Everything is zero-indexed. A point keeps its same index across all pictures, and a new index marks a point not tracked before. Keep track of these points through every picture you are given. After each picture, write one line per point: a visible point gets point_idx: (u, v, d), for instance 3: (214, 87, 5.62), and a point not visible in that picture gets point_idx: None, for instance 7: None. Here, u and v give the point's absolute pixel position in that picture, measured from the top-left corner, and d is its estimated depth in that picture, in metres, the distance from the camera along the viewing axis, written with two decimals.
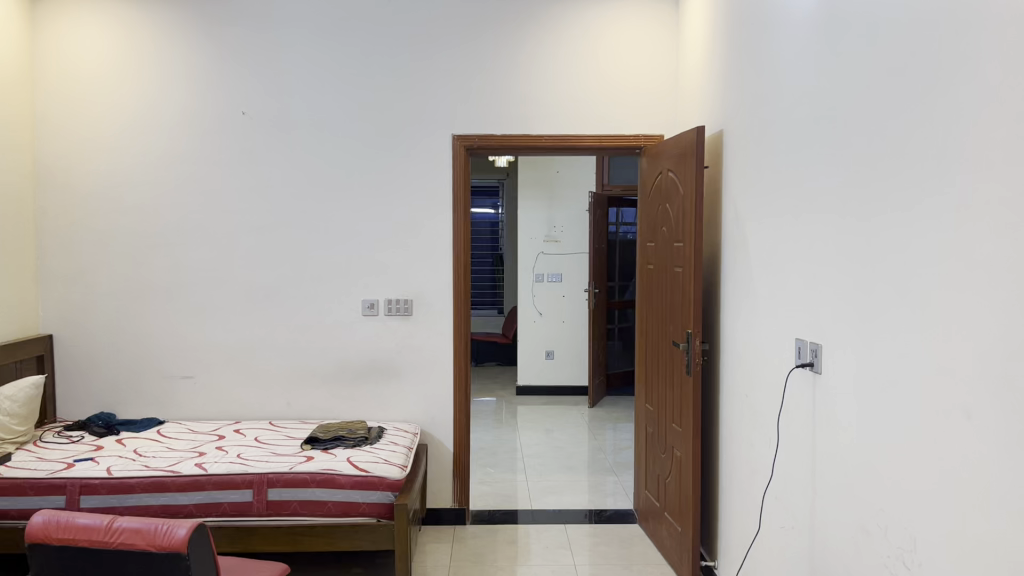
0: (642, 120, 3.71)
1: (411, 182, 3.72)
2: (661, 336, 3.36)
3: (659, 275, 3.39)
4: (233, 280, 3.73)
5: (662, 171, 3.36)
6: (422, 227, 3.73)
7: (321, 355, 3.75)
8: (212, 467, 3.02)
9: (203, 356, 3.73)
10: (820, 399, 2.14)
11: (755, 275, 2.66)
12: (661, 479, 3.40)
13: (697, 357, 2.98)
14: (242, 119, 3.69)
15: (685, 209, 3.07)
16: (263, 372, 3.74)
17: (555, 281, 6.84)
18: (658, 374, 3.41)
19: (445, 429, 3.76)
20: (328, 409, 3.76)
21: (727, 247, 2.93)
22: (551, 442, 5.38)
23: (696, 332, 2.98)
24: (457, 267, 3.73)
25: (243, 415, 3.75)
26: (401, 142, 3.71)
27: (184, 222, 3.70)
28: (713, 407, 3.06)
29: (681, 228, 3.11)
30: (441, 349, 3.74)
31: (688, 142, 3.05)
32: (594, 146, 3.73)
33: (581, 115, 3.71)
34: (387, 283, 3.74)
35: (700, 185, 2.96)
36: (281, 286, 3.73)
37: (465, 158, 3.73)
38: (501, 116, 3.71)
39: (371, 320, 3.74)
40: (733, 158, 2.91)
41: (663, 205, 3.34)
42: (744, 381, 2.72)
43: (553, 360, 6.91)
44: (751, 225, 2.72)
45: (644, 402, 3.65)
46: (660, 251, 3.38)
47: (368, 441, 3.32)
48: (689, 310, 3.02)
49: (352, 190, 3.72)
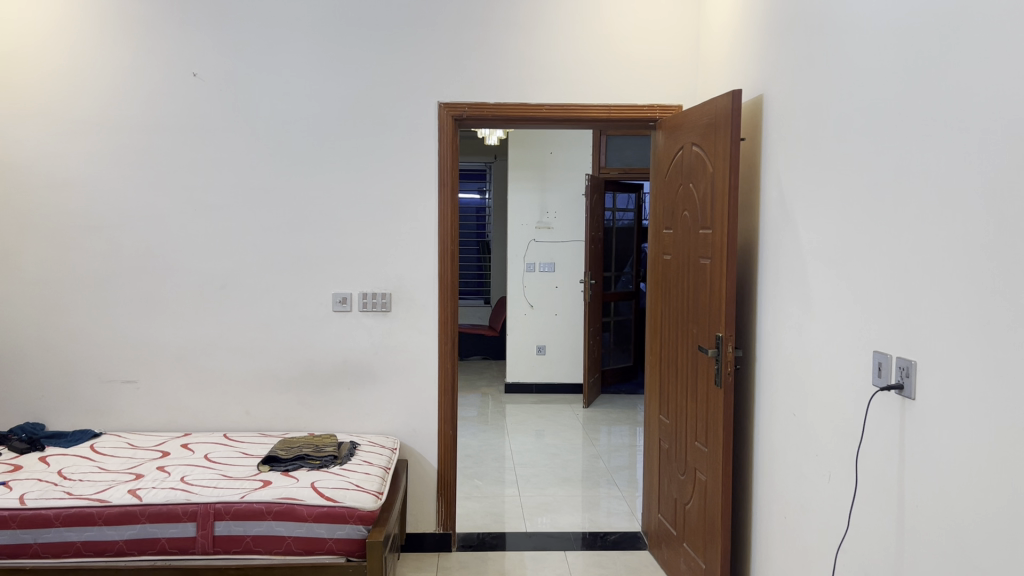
0: (657, 87, 3.22)
1: (390, 157, 3.21)
2: (680, 339, 2.89)
3: (678, 267, 2.91)
4: (184, 270, 3.21)
5: (684, 146, 2.88)
6: (403, 210, 3.22)
7: (286, 357, 3.25)
8: (148, 495, 2.52)
9: (148, 357, 3.23)
10: (913, 432, 1.66)
11: (809, 271, 2.18)
12: (678, 502, 2.93)
13: (729, 365, 2.51)
14: (193, 82, 3.17)
15: (715, 190, 2.58)
16: (218, 376, 3.24)
17: (547, 271, 6.35)
18: (677, 384, 2.93)
19: (428, 442, 3.27)
20: (292, 419, 3.26)
21: (769, 236, 2.46)
22: (544, 447, 4.91)
23: (728, 337, 2.50)
24: (444, 257, 3.22)
25: (194, 425, 3.25)
26: (379, 111, 3.20)
27: (125, 202, 3.19)
28: (747, 424, 2.59)
29: (710, 211, 2.62)
30: (424, 351, 3.25)
31: (719, 110, 2.56)
32: (601, 117, 3.23)
33: (588, 81, 3.21)
34: (362, 275, 3.24)
35: (736, 160, 2.47)
36: (241, 277, 3.22)
37: (453, 130, 3.22)
38: (495, 82, 3.21)
39: (344, 317, 3.24)
40: (778, 130, 2.43)
41: (685, 185, 2.86)
42: (795, 399, 2.25)
43: (544, 356, 6.44)
44: (802, 210, 2.24)
45: (658, 413, 3.17)
46: (680, 239, 2.90)
47: (337, 461, 2.82)
48: (720, 310, 2.54)
49: (323, 167, 3.21)
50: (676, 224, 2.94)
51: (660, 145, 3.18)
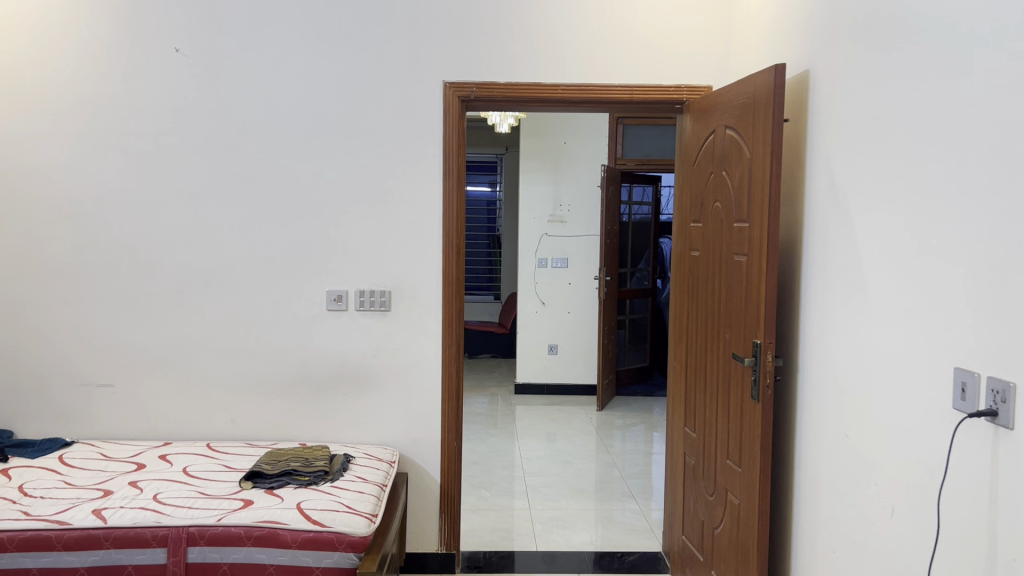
0: (684, 66, 2.93)
1: (391, 142, 2.93)
2: (710, 345, 2.60)
3: (709, 264, 2.62)
4: (164, 264, 2.94)
5: (716, 130, 2.58)
6: (405, 200, 2.94)
7: (276, 360, 2.97)
8: (114, 516, 2.25)
9: (125, 359, 2.96)
10: (1008, 469, 1.37)
11: (867, 272, 1.89)
12: (705, 524, 2.65)
13: (768, 377, 2.22)
14: (175, 57, 2.89)
15: (753, 178, 2.29)
16: (201, 380, 2.97)
17: (560, 267, 6.06)
18: (706, 395, 2.64)
19: (430, 454, 2.99)
20: (283, 428, 2.99)
21: (816, 230, 2.16)
22: (555, 454, 4.63)
23: (768, 344, 2.22)
24: (449, 252, 2.94)
25: (176, 433, 2.98)
26: (379, 92, 2.92)
27: (101, 190, 2.92)
28: (786, 443, 2.30)
29: (745, 201, 2.34)
30: (427, 355, 2.97)
31: (759, 87, 2.27)
32: (623, 98, 2.94)
33: (609, 58, 2.92)
34: (358, 271, 2.96)
35: (778, 145, 2.18)
36: (226, 272, 2.95)
37: (460, 112, 2.94)
38: (506, 59, 2.92)
39: (339, 317, 2.97)
40: (827, 111, 2.13)
41: (716, 173, 2.57)
42: (848, 419, 1.96)
43: (556, 355, 6.15)
44: (859, 202, 1.95)
45: (683, 425, 2.88)
46: (710, 233, 2.61)
47: (328, 477, 2.54)
48: (758, 315, 2.25)
49: (317, 151, 2.93)
50: (706, 216, 2.65)
51: (688, 130, 2.88)
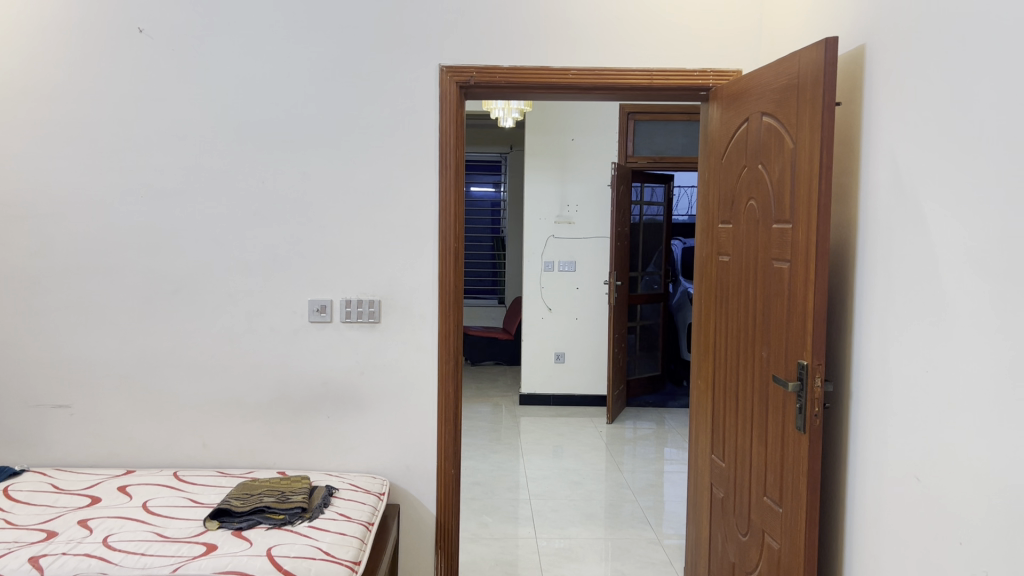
0: (709, 48, 2.61)
1: (381, 133, 2.61)
2: (743, 364, 2.28)
3: (741, 271, 2.29)
4: (127, 270, 2.63)
5: (750, 118, 2.26)
6: (397, 198, 2.62)
7: (252, 378, 2.66)
8: (54, 564, 1.94)
9: (84, 377, 2.65)
10: None
11: (945, 283, 1.56)
12: (738, 569, 2.32)
13: (816, 404, 1.90)
14: (139, 38, 2.57)
15: (796, 172, 1.97)
16: (169, 400, 2.66)
17: (567, 271, 5.74)
18: (738, 421, 2.32)
19: (424, 483, 2.67)
20: (260, 454, 2.67)
21: (876, 231, 1.83)
22: (562, 472, 4.30)
23: (816, 367, 1.90)
24: (447, 256, 2.62)
25: (141, 458, 2.67)
26: (367, 77, 2.60)
27: (57, 186, 2.60)
28: (838, 480, 1.98)
29: (787, 199, 2.01)
30: (421, 372, 2.65)
31: (804, 66, 1.95)
32: (641, 84, 2.61)
33: (626, 39, 2.60)
34: (345, 278, 2.64)
35: (829, 132, 1.86)
36: (197, 279, 2.64)
37: (459, 99, 2.62)
38: (509, 40, 2.60)
39: (323, 329, 2.65)
40: (888, 91, 1.81)
41: (750, 167, 2.24)
42: (921, 459, 1.64)
43: (563, 364, 5.82)
44: (932, 199, 1.62)
45: (710, 452, 2.55)
46: (743, 236, 2.28)
47: (306, 516, 2.22)
48: (804, 332, 1.93)
49: (298, 144, 2.61)
50: (738, 216, 2.33)
51: (715, 119, 2.55)
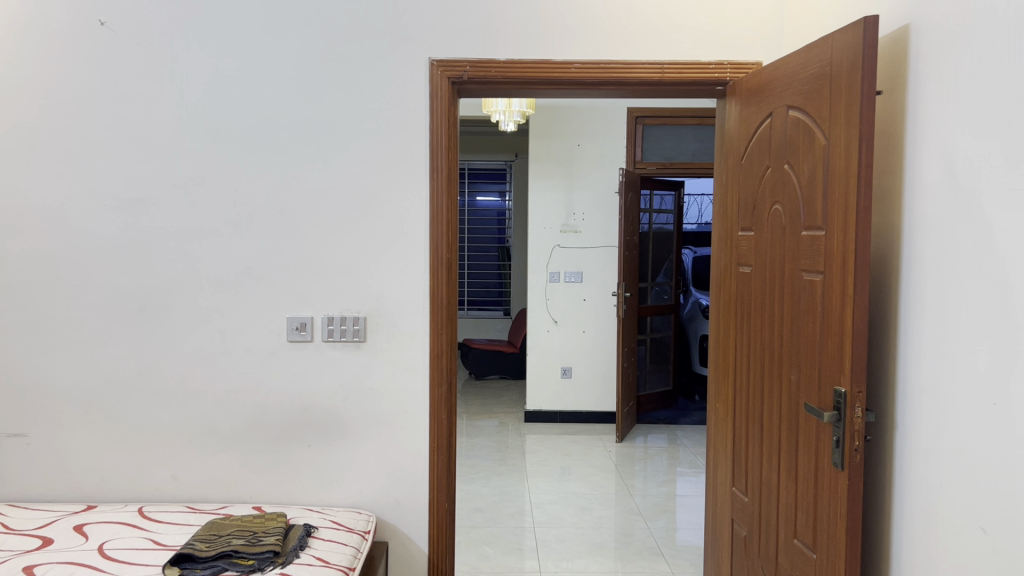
0: (726, 37, 2.37)
1: (365, 134, 2.38)
2: (768, 389, 2.04)
3: (766, 283, 2.05)
4: (89, 285, 2.40)
5: (774, 112, 2.02)
6: (384, 205, 2.39)
7: (225, 403, 2.42)
8: None
9: (43, 403, 2.42)
10: None
11: (1015, 298, 1.31)
12: None
13: (857, 438, 1.66)
14: (101, 32, 2.36)
15: (830, 172, 1.73)
16: (135, 428, 2.42)
17: (574, 282, 5.50)
18: (763, 451, 2.07)
19: (414, 519, 2.42)
20: (235, 486, 2.44)
21: (926, 238, 1.59)
22: (568, 497, 4.05)
23: (856, 395, 1.65)
24: (438, 269, 2.39)
25: (105, 491, 2.43)
26: (350, 72, 2.37)
27: (13, 195, 2.38)
28: (884, 523, 1.72)
29: (820, 203, 1.77)
30: (410, 396, 2.41)
31: (837, 51, 1.71)
32: (651, 78, 2.37)
33: (633, 30, 2.37)
34: (326, 293, 2.41)
35: (869, 125, 1.61)
36: (165, 295, 2.41)
37: (451, 95, 2.39)
38: (505, 31, 2.37)
39: (303, 349, 2.41)
40: (937, 76, 1.56)
41: (775, 168, 2.00)
42: (986, 505, 1.38)
43: (570, 380, 5.57)
44: (997, 198, 1.37)
45: (731, 485, 2.30)
46: (767, 245, 2.04)
47: (278, 561, 1.97)
48: (842, 354, 1.68)
49: (275, 147, 2.39)
50: (760, 222, 2.08)
51: (733, 117, 2.31)
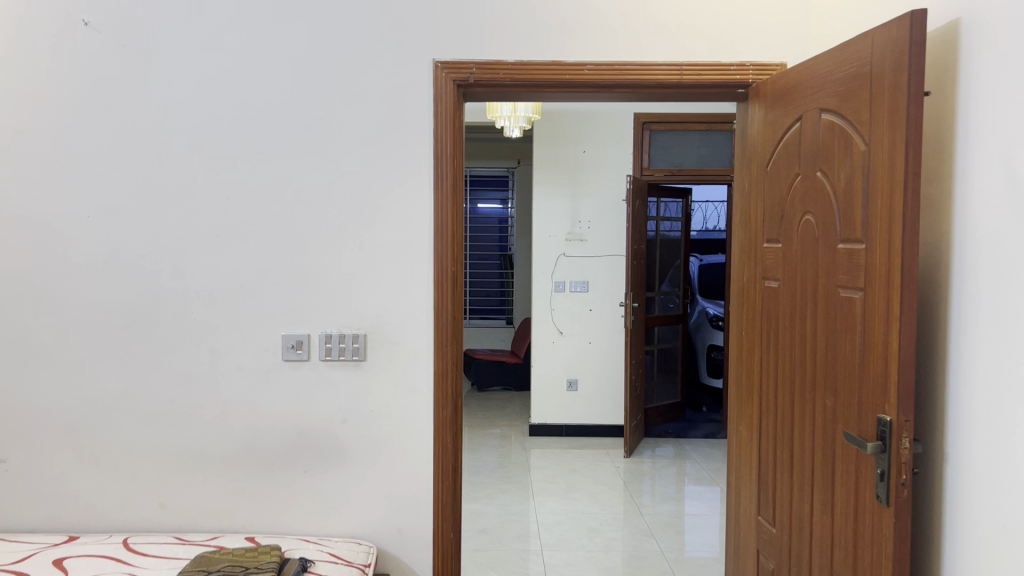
0: (749, 37, 2.23)
1: (365, 140, 2.24)
2: (800, 413, 1.89)
3: (796, 299, 1.91)
4: (72, 301, 2.26)
5: (804, 116, 1.88)
6: (385, 216, 2.25)
7: (216, 427, 2.28)
8: None
9: (21, 427, 2.27)
10: None
11: None
12: None
13: (904, 471, 1.51)
14: (84, 32, 2.22)
15: (871, 180, 1.59)
16: (120, 453, 2.28)
17: (579, 291, 5.36)
18: (794, 479, 1.92)
19: (418, 549, 2.28)
20: (227, 515, 2.29)
21: (981, 253, 1.44)
22: (576, 517, 3.89)
23: (902, 425, 1.51)
24: (443, 283, 2.25)
25: (89, 520, 2.29)
26: (349, 75, 2.23)
27: None
28: (933, 564, 1.58)
29: (859, 215, 1.63)
30: (413, 418, 2.27)
31: (880, 49, 1.57)
32: (668, 80, 2.23)
33: (650, 29, 2.23)
34: (324, 309, 2.27)
35: (918, 129, 1.47)
36: (152, 311, 2.26)
37: (456, 99, 2.25)
38: (514, 31, 2.24)
39: (299, 369, 2.27)
40: (993, 74, 1.42)
41: (805, 175, 1.86)
42: None
43: (576, 392, 5.42)
44: None
45: (756, 513, 2.16)
46: (796, 258, 1.90)
47: None
48: (887, 379, 1.54)
49: (269, 154, 2.25)
50: (789, 234, 1.94)
51: (756, 122, 2.17)
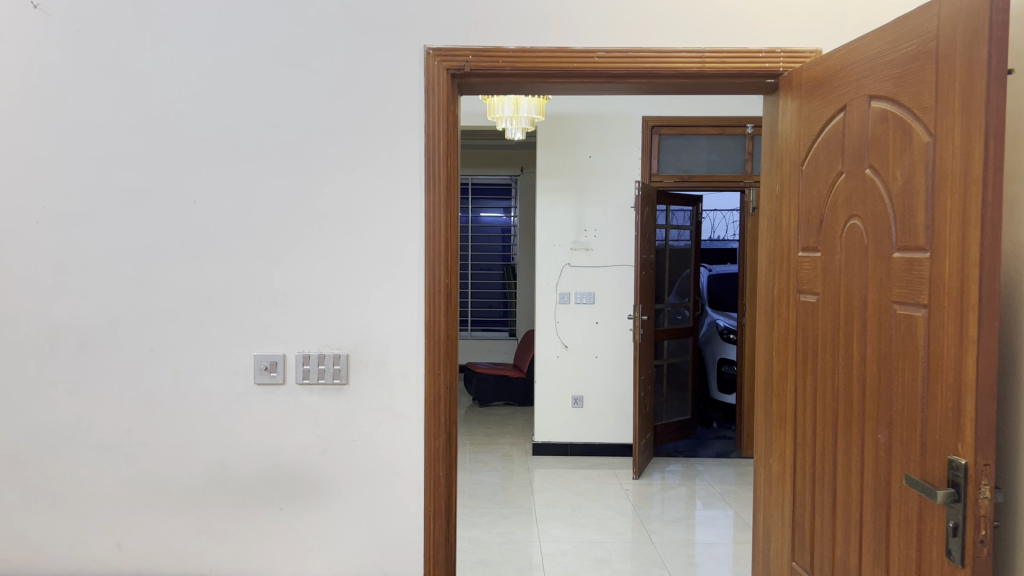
0: (779, 20, 1.98)
1: (348, 137, 2.00)
2: (845, 448, 1.64)
3: (840, 316, 1.65)
4: (18, 317, 2.01)
5: (850, 105, 1.63)
6: (369, 222, 2.00)
7: (181, 458, 2.03)
8: None
9: None
10: None
11: None
12: None
13: (982, 526, 1.25)
14: (33, 16, 1.98)
15: (938, 177, 1.34)
16: (73, 488, 2.03)
17: (585, 303, 5.10)
18: (838, 523, 1.67)
19: None
20: (193, 557, 2.04)
21: None
22: (583, 546, 3.63)
23: (981, 470, 1.25)
24: (435, 297, 1.99)
25: (37, 563, 2.04)
26: (330, 64, 1.99)
27: None
28: None
29: (921, 218, 1.38)
30: (401, 449, 2.02)
31: (949, 23, 1.32)
32: (688, 69, 1.99)
33: (667, 11, 1.99)
34: (302, 326, 2.02)
35: (1000, 114, 1.22)
36: (109, 329, 2.02)
37: (450, 90, 2.01)
38: (515, 14, 1.99)
39: (273, 393, 2.02)
40: None
41: (851, 174, 1.61)
42: None
43: (582, 409, 5.16)
44: None
45: (791, 559, 1.89)
46: (839, 270, 1.65)
47: None
48: (961, 414, 1.28)
49: (240, 153, 2.00)
50: (831, 241, 1.69)
51: (788, 116, 1.93)
